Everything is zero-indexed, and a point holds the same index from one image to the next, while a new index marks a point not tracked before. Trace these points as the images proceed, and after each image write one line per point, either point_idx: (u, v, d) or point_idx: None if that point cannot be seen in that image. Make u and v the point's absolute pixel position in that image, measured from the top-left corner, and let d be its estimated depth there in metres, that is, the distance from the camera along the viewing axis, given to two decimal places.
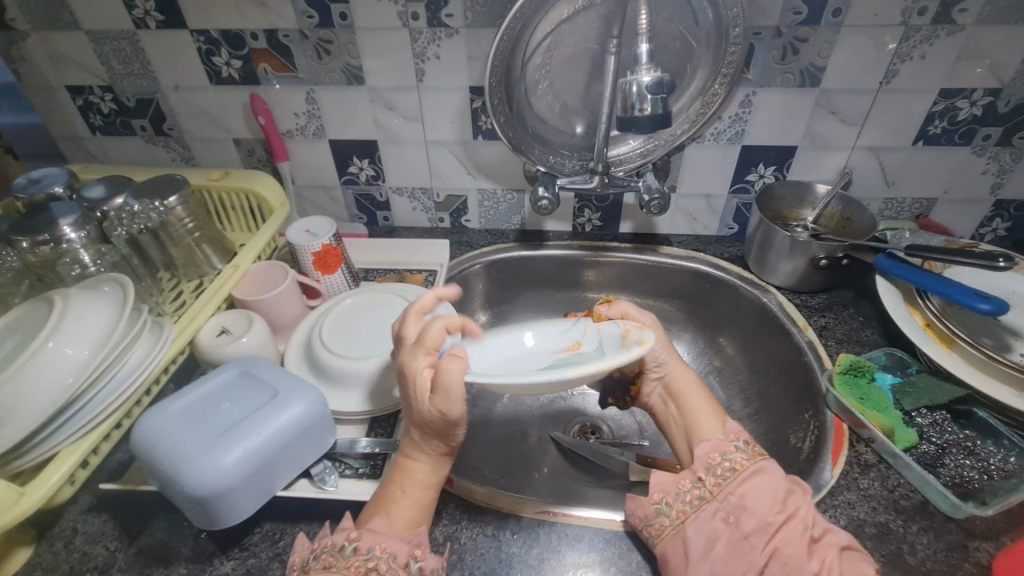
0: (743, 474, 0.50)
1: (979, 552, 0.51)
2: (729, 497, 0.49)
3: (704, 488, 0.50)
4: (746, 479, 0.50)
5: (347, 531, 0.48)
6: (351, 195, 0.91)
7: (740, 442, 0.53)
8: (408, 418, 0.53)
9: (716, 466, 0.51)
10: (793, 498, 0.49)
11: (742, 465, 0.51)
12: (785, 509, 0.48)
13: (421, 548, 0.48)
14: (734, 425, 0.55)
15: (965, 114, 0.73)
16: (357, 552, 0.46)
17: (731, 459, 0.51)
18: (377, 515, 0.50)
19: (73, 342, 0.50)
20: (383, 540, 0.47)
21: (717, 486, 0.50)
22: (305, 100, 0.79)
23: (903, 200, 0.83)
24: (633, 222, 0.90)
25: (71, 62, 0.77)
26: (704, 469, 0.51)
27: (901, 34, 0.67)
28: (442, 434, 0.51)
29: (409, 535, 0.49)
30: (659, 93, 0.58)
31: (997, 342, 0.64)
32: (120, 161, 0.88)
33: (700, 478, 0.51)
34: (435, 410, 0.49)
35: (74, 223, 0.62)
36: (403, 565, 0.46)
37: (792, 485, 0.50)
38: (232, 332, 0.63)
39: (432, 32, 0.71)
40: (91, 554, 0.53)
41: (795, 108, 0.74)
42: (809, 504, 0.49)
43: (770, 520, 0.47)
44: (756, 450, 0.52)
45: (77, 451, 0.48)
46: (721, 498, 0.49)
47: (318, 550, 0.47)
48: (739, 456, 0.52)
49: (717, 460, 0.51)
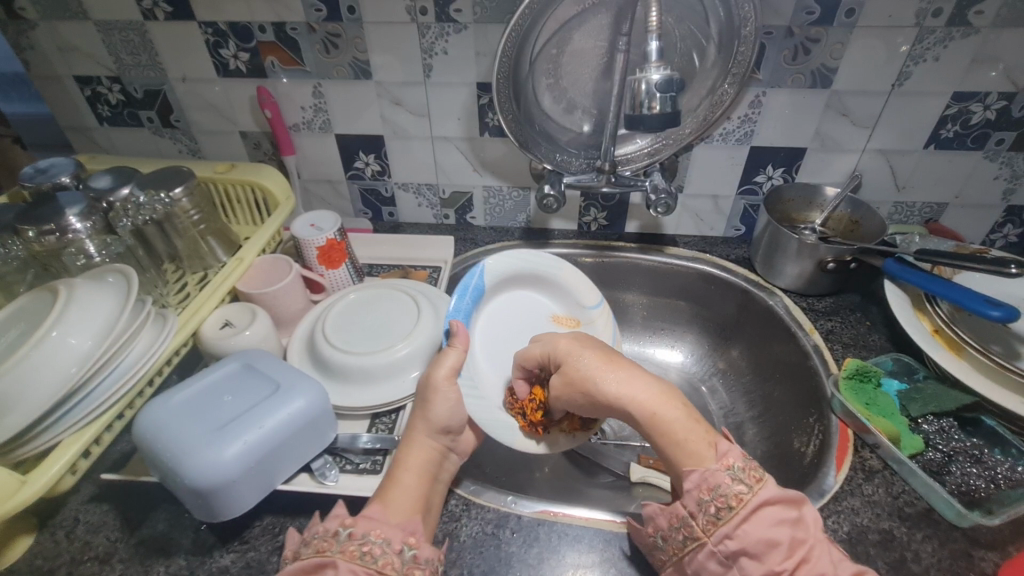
0: (740, 512, 0.44)
1: (983, 561, 0.50)
2: (726, 540, 0.44)
3: (696, 527, 0.45)
4: (744, 519, 0.43)
5: (340, 518, 0.48)
6: (357, 190, 0.91)
7: (735, 469, 0.45)
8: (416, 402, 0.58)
9: (709, 502, 0.45)
10: (800, 530, 0.43)
11: (740, 500, 0.44)
12: (795, 554, 0.42)
13: (416, 536, 0.47)
14: (727, 447, 0.47)
15: (978, 117, 0.72)
16: (352, 538, 0.46)
17: (727, 493, 0.45)
18: (373, 503, 0.50)
19: (77, 332, 0.50)
20: (378, 526, 0.47)
21: (710, 525, 0.45)
22: (313, 94, 0.79)
23: (913, 203, 0.82)
24: (639, 221, 0.89)
25: (79, 52, 0.77)
26: (696, 504, 0.46)
27: (914, 36, 0.66)
28: (423, 409, 0.56)
29: (406, 522, 0.48)
30: (668, 91, 0.57)
31: (1006, 349, 0.63)
32: (128, 153, 0.89)
33: (692, 515, 0.46)
34: (424, 376, 0.58)
35: (79, 214, 0.61)
36: (396, 551, 0.46)
37: (797, 515, 0.44)
38: (235, 325, 0.62)
39: (441, 27, 0.71)
40: (91, 543, 0.53)
41: (805, 109, 0.73)
42: (821, 539, 0.43)
43: (780, 569, 0.41)
44: (754, 474, 0.45)
45: (78, 441, 0.49)
46: (715, 541, 0.44)
47: (311, 538, 0.47)
48: (739, 489, 0.44)
49: (710, 496, 0.45)
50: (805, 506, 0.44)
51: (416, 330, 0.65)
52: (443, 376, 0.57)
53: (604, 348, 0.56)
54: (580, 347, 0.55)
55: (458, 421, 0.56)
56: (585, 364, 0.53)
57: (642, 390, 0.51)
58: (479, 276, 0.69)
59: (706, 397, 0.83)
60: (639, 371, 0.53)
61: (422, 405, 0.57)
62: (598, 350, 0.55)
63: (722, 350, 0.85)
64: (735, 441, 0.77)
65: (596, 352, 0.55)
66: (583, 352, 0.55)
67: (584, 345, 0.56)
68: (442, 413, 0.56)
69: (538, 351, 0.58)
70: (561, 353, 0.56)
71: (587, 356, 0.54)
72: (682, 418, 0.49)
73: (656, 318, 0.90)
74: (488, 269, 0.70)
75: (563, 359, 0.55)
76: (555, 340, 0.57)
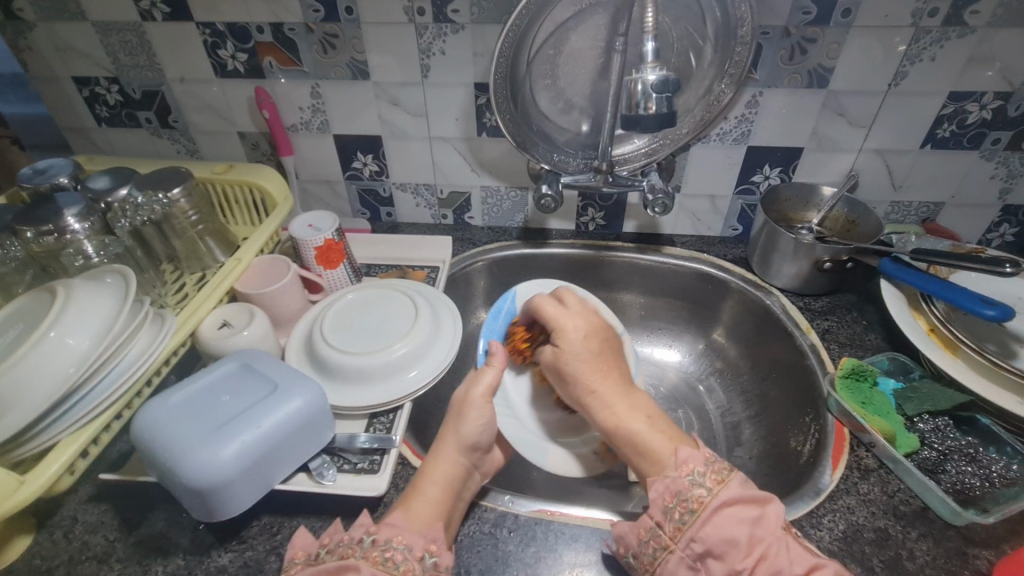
0: (701, 515, 0.45)
1: (978, 560, 0.50)
2: (692, 544, 0.45)
3: (664, 536, 0.46)
4: (706, 521, 0.45)
5: (364, 526, 0.48)
6: (354, 190, 0.91)
7: (696, 474, 0.48)
8: (448, 418, 0.59)
9: (673, 508, 0.47)
10: (760, 529, 0.44)
11: (701, 502, 0.46)
12: (754, 552, 0.43)
13: (437, 544, 0.48)
14: (687, 455, 0.49)
15: (974, 117, 0.72)
16: (375, 544, 0.46)
17: (689, 499, 0.47)
18: (396, 512, 0.51)
19: (74, 332, 0.50)
20: (400, 533, 0.47)
21: (677, 531, 0.46)
22: (310, 94, 0.79)
23: (909, 203, 0.82)
24: (636, 221, 0.89)
25: (77, 53, 0.77)
26: (662, 513, 0.47)
27: (911, 36, 0.66)
28: (455, 424, 0.57)
29: (426, 530, 0.49)
30: (664, 91, 0.58)
31: (1001, 348, 0.64)
32: (126, 153, 0.89)
33: (659, 524, 0.47)
34: (460, 393, 0.60)
35: (77, 214, 0.62)
36: (418, 558, 0.46)
37: (760, 513, 0.45)
38: (233, 325, 0.63)
39: (438, 27, 0.71)
40: (89, 543, 0.54)
41: (802, 109, 0.74)
42: (783, 538, 0.44)
43: (739, 567, 0.43)
44: (716, 477, 0.47)
45: (76, 441, 0.49)
46: (683, 546, 0.45)
47: (332, 543, 0.47)
48: (698, 493, 0.47)
49: (675, 502, 0.47)
50: (770, 504, 0.46)
51: (414, 330, 0.65)
52: (481, 393, 0.58)
53: (603, 355, 0.59)
54: (584, 346, 0.59)
55: (487, 437, 0.58)
56: (575, 365, 0.58)
57: (616, 407, 0.56)
58: (512, 300, 0.73)
59: (704, 397, 0.83)
60: (622, 391, 0.57)
61: (454, 421, 0.58)
62: (598, 353, 0.59)
63: (720, 350, 0.86)
64: (732, 440, 0.77)
65: (592, 359, 0.58)
66: (580, 352, 0.59)
67: (589, 346, 0.59)
68: (473, 429, 0.57)
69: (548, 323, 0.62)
70: (564, 340, 0.59)
71: (583, 360, 0.58)
72: (649, 432, 0.53)
73: (653, 318, 0.90)
74: (520, 294, 0.74)
75: (562, 344, 0.59)
76: (568, 322, 0.60)
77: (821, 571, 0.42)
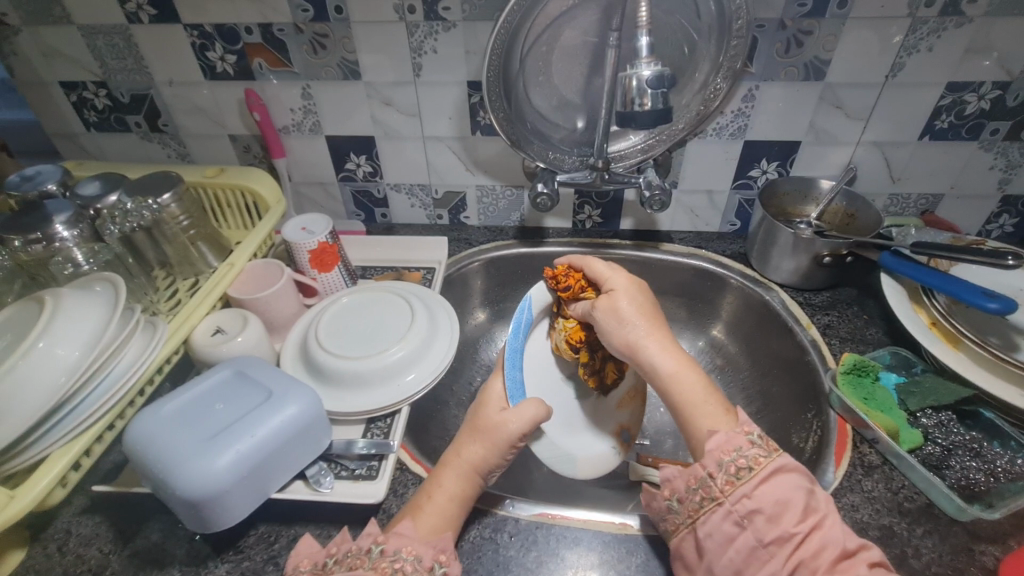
0: (760, 473, 0.45)
1: (984, 556, 0.50)
2: (743, 500, 0.44)
3: (715, 487, 0.46)
4: (762, 479, 0.44)
5: (372, 536, 0.47)
6: (349, 191, 0.90)
7: (754, 436, 0.47)
8: (466, 438, 0.55)
9: (730, 463, 0.45)
10: (814, 499, 0.44)
11: (759, 463, 0.45)
12: (808, 518, 0.43)
13: (447, 553, 0.46)
14: (748, 418, 0.48)
15: (972, 108, 0.71)
16: (384, 555, 0.45)
17: (746, 457, 0.46)
18: (404, 519, 0.50)
19: (64, 343, 0.49)
20: (409, 544, 0.46)
21: (729, 485, 0.45)
22: (302, 95, 0.78)
23: (908, 195, 0.82)
24: (633, 218, 0.88)
25: (64, 58, 0.76)
26: (715, 466, 0.46)
27: (907, 27, 0.65)
28: (472, 449, 0.54)
29: (434, 540, 0.48)
30: (659, 87, 0.57)
31: (1004, 341, 0.63)
32: (116, 158, 0.87)
33: (711, 475, 0.46)
34: (486, 421, 0.55)
35: (66, 221, 0.61)
36: (427, 569, 0.45)
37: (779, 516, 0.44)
38: (226, 331, 0.61)
39: (429, 25, 0.70)
40: (84, 556, 0.53)
41: (799, 103, 0.73)
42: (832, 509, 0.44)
43: (794, 531, 0.42)
44: (772, 443, 0.46)
45: (67, 454, 0.48)
46: (732, 500, 0.45)
47: (340, 554, 0.46)
48: (756, 453, 0.46)
49: (732, 457, 0.46)
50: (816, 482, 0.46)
51: (410, 334, 0.64)
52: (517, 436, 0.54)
53: (654, 307, 0.59)
54: (636, 291, 0.60)
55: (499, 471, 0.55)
56: (631, 307, 0.58)
57: (671, 350, 0.55)
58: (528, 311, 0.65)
59: None
60: (676, 340, 0.57)
61: (476, 445, 0.54)
62: (649, 303, 0.59)
63: (720, 347, 0.85)
64: None
65: (645, 305, 0.58)
66: (636, 302, 0.58)
67: (639, 295, 0.59)
68: (495, 461, 0.53)
69: (600, 282, 0.62)
70: (617, 286, 0.60)
71: (637, 303, 0.58)
72: (705, 385, 0.52)
73: None
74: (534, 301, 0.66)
75: (617, 291, 0.59)
76: (618, 273, 0.61)
77: (868, 550, 0.42)
